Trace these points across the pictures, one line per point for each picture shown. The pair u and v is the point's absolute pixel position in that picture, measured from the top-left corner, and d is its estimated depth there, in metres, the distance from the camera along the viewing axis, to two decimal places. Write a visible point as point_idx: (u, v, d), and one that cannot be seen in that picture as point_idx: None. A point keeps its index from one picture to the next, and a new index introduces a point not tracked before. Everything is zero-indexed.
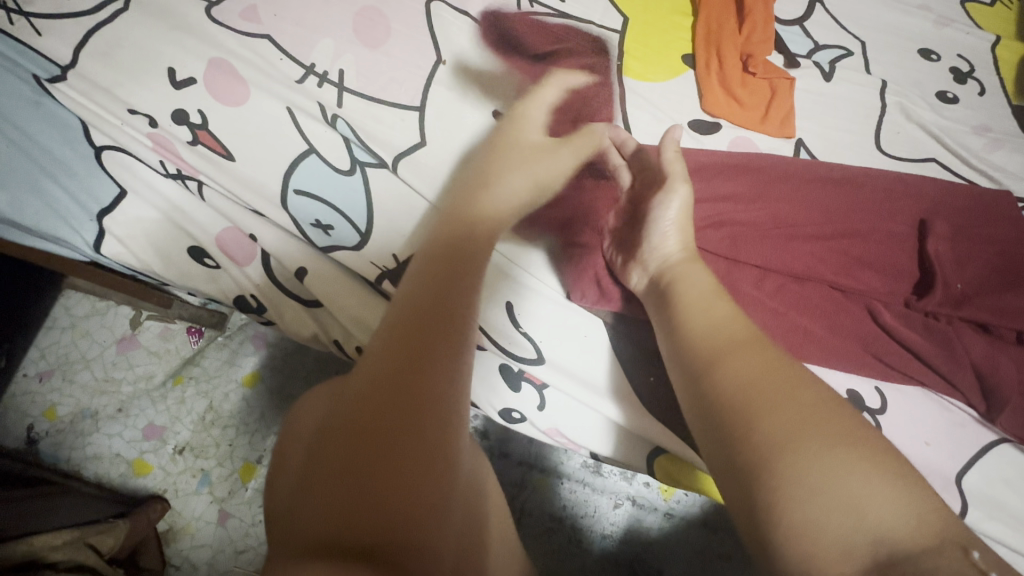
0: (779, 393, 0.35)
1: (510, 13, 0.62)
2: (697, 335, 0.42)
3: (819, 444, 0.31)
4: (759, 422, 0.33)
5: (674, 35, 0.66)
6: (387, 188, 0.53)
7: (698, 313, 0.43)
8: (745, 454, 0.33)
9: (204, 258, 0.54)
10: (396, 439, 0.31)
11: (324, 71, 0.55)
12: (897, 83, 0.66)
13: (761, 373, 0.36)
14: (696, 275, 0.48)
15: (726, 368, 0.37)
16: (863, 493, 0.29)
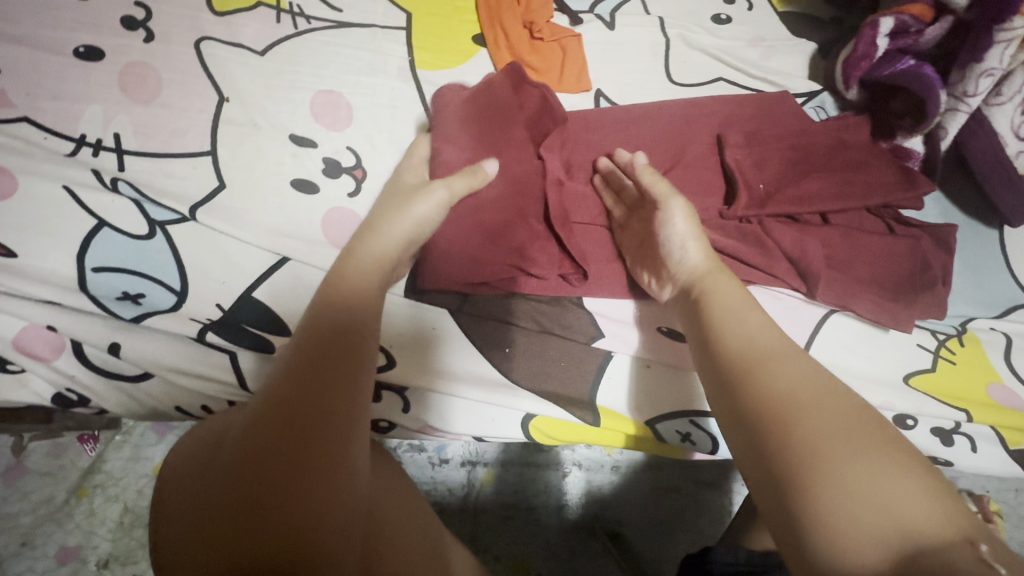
0: (820, 407, 0.34)
1: (287, 35, 0.62)
2: (740, 340, 0.39)
3: (865, 459, 0.31)
4: (807, 434, 0.33)
5: (459, 19, 0.67)
6: (193, 240, 0.51)
7: (731, 319, 0.41)
8: (791, 465, 0.32)
9: (6, 364, 0.50)
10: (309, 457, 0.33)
11: (98, 139, 0.53)
12: (674, 16, 0.71)
13: (804, 388, 0.35)
14: (725, 284, 0.44)
15: (771, 381, 0.36)
16: (888, 501, 0.30)
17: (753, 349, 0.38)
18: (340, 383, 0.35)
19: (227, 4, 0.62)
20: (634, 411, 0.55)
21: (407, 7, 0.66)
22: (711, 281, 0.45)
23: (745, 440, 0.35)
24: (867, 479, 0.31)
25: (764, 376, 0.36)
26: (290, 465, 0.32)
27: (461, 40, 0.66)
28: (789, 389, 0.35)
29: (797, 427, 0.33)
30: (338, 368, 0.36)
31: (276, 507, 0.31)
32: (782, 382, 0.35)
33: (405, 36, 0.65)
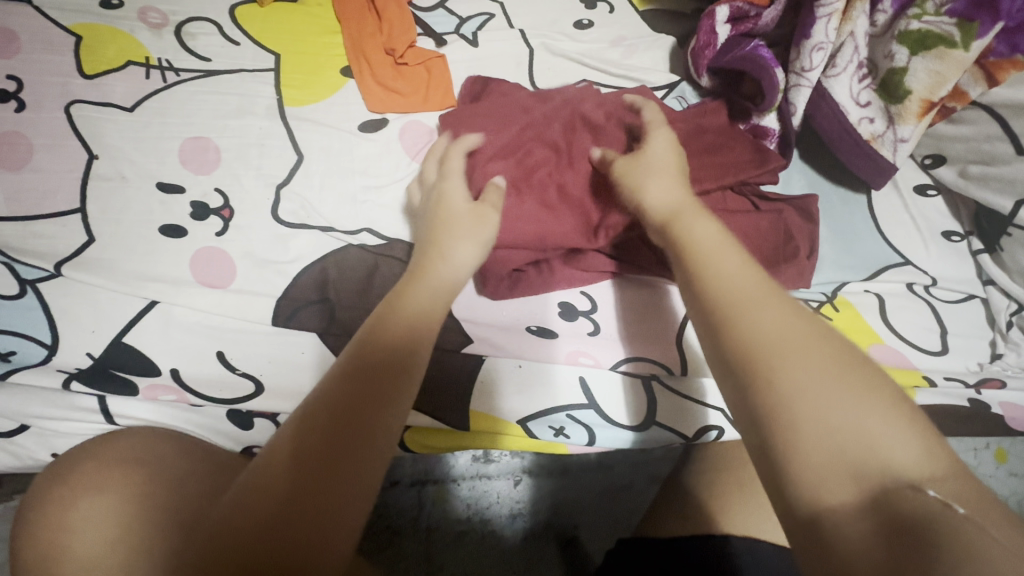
0: (810, 347, 0.34)
1: (157, 89, 0.65)
2: (718, 281, 0.38)
3: (854, 399, 0.32)
4: (793, 375, 0.33)
5: (326, 54, 0.70)
6: (61, 293, 0.53)
7: (713, 258, 0.39)
8: (773, 410, 0.32)
9: None
10: (336, 462, 0.34)
11: None
12: (537, 27, 0.74)
13: (791, 327, 0.35)
14: (701, 225, 0.42)
15: (756, 321, 0.35)
16: (866, 436, 0.30)
17: (738, 292, 0.37)
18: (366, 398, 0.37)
19: (97, 67, 0.65)
20: (509, 411, 0.55)
21: (275, 49, 0.69)
22: (689, 220, 0.43)
23: (732, 381, 0.35)
24: (847, 414, 0.31)
25: (750, 317, 0.35)
26: (319, 470, 0.34)
27: (329, 74, 0.69)
28: (773, 330, 0.34)
29: (784, 372, 0.33)
30: (367, 385, 0.37)
31: (313, 509, 0.33)
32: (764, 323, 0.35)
33: (273, 77, 0.68)
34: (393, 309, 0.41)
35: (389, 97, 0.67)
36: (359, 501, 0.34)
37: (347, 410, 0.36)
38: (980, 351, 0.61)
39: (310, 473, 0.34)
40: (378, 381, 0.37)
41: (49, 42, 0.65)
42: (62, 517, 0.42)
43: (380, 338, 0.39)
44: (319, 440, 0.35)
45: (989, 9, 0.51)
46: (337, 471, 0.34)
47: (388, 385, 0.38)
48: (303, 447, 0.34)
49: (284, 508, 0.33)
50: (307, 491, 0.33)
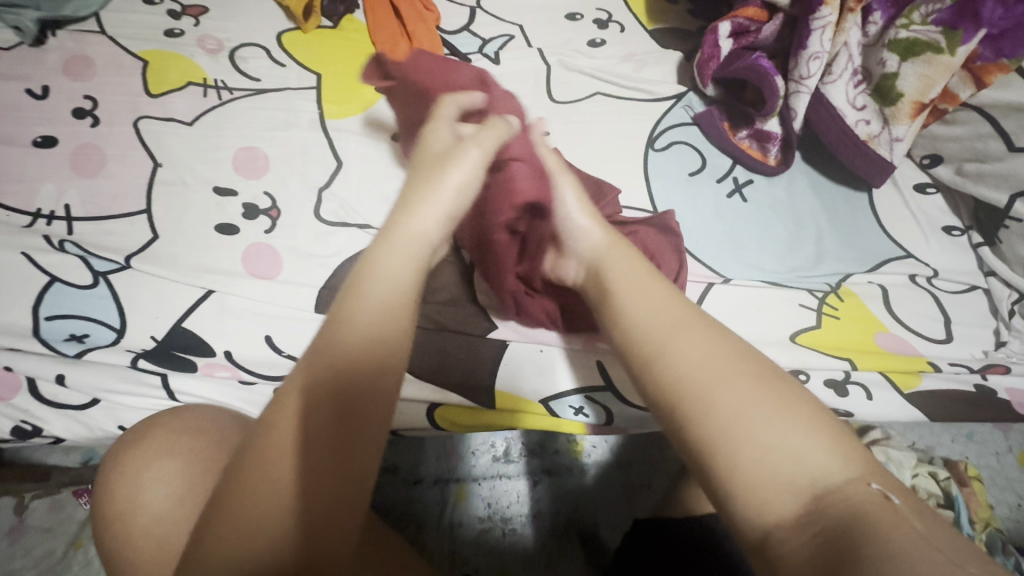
0: (729, 369, 0.35)
1: (213, 106, 0.72)
2: (638, 324, 0.39)
3: (774, 414, 0.33)
4: (718, 398, 0.34)
5: (363, 73, 0.77)
6: (129, 283, 0.59)
7: (636, 294, 0.41)
8: (705, 433, 0.33)
9: None
10: (328, 467, 0.34)
11: (51, 211, 0.63)
12: (553, 46, 0.80)
13: (709, 352, 0.36)
14: (622, 255, 0.45)
15: (679, 350, 0.36)
16: (800, 451, 0.32)
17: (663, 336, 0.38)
18: (351, 416, 0.35)
19: (161, 87, 0.73)
20: (528, 391, 0.59)
21: (317, 69, 0.77)
22: (610, 253, 0.46)
23: (667, 410, 0.35)
24: (777, 435, 0.32)
25: (670, 350, 0.37)
26: (309, 485, 0.33)
27: (365, 90, 0.76)
28: (695, 359, 0.36)
29: (708, 396, 0.34)
30: (342, 398, 0.35)
31: (312, 521, 0.33)
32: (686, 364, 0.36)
33: (315, 94, 0.75)
34: (350, 311, 0.37)
35: None
36: (351, 509, 0.34)
37: (328, 424, 0.34)
38: (983, 339, 0.64)
39: (304, 488, 0.33)
40: (362, 389, 0.36)
41: (120, 67, 0.74)
42: (135, 482, 0.47)
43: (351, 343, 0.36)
44: (303, 453, 0.34)
45: (971, 18, 0.56)
46: (331, 485, 0.34)
47: (371, 396, 0.36)
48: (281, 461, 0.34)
49: (296, 515, 0.33)
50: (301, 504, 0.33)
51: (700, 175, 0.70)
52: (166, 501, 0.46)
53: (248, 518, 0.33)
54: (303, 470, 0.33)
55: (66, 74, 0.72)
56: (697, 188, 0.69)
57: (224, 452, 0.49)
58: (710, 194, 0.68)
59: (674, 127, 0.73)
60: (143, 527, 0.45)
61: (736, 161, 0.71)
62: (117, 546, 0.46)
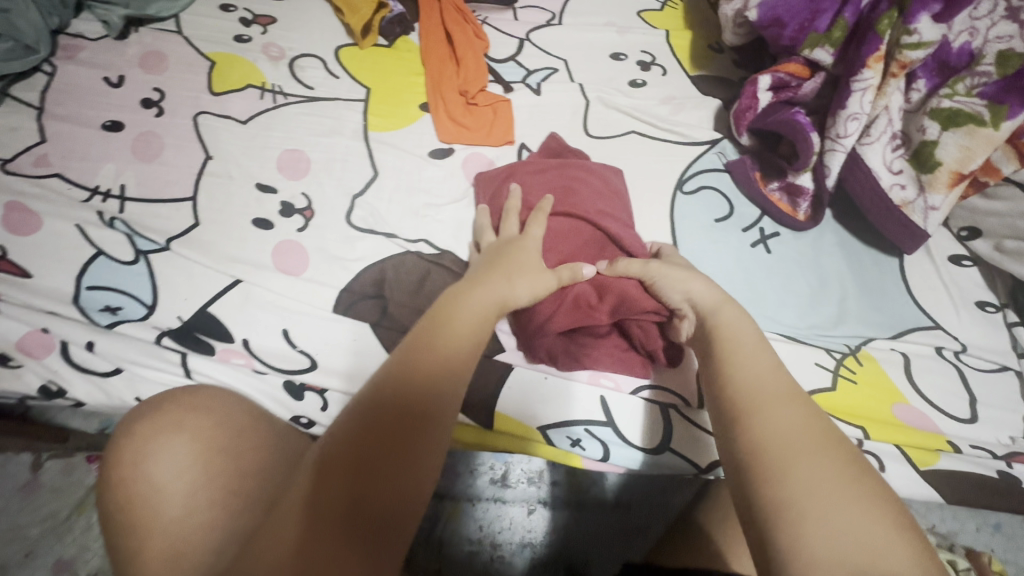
0: (812, 450, 0.38)
1: (267, 108, 0.77)
2: (740, 383, 0.43)
3: (850, 503, 0.36)
4: (793, 473, 0.37)
5: (409, 91, 0.81)
6: (166, 264, 0.63)
7: (738, 359, 0.45)
8: (771, 498, 0.37)
9: (7, 360, 0.58)
10: (398, 460, 0.39)
11: (107, 189, 0.68)
12: (595, 82, 0.82)
13: (800, 430, 0.40)
14: (740, 324, 0.49)
15: (765, 420, 0.40)
16: (874, 551, 0.34)
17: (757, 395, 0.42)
18: (426, 429, 0.41)
19: (223, 87, 0.78)
20: (528, 416, 0.59)
21: (367, 84, 0.81)
22: (726, 313, 0.50)
23: (738, 468, 0.39)
24: (841, 523, 0.35)
25: (759, 418, 0.41)
26: (375, 469, 0.39)
27: (409, 107, 0.79)
28: (780, 433, 0.39)
29: (786, 473, 0.37)
30: (425, 411, 0.42)
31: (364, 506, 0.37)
32: (776, 423, 0.40)
33: (362, 106, 0.79)
34: (436, 336, 0.46)
35: (457, 130, 0.76)
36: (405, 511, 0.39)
37: (410, 426, 0.41)
38: (1013, 424, 0.60)
39: (365, 468, 0.38)
40: (438, 403, 0.43)
41: (189, 64, 0.79)
42: (145, 448, 0.48)
43: (437, 363, 0.44)
44: (386, 439, 0.40)
45: (1017, 94, 0.55)
46: (392, 476, 0.39)
47: (443, 413, 0.43)
48: (350, 447, 0.39)
49: (348, 496, 0.37)
50: (360, 486, 0.38)
51: (726, 223, 0.70)
52: (168, 475, 0.48)
53: (333, 492, 0.38)
54: (371, 451, 0.39)
55: (141, 66, 0.78)
56: (721, 234, 0.69)
57: (228, 432, 0.52)
58: (734, 241, 0.68)
59: (704, 172, 0.73)
60: (142, 494, 0.47)
61: (765, 213, 0.70)
62: (115, 513, 0.47)
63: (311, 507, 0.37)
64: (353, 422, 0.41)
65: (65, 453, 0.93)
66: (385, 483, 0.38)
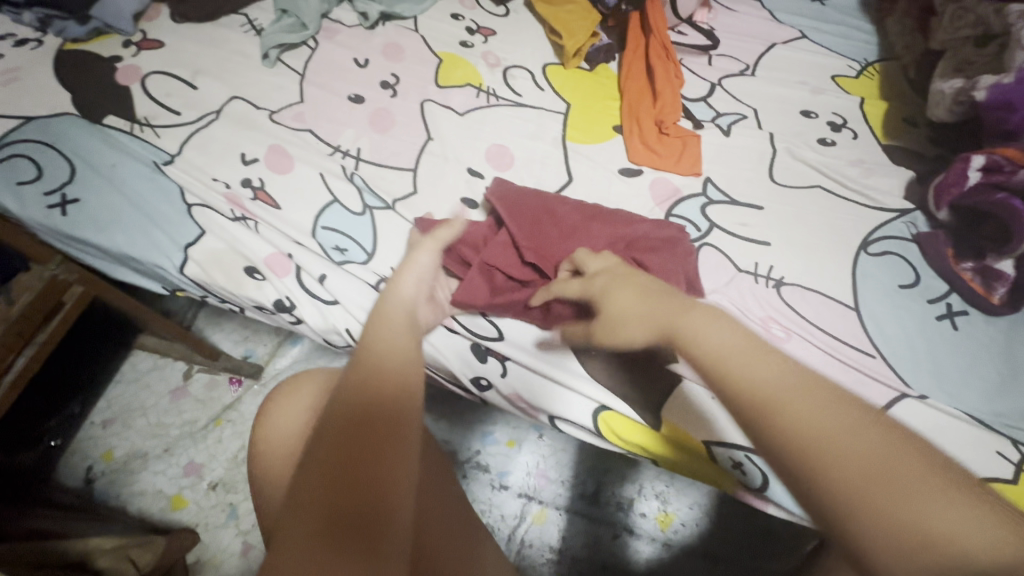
0: (846, 446, 0.32)
1: (481, 105, 0.86)
2: (761, 384, 0.36)
3: (908, 489, 0.31)
4: (830, 480, 0.31)
5: (605, 113, 0.88)
6: (387, 221, 0.72)
7: (739, 372, 0.37)
8: (832, 518, 0.31)
9: (254, 273, 0.68)
10: (373, 458, 0.36)
11: (346, 149, 0.79)
12: (784, 134, 0.85)
13: (834, 425, 0.33)
14: (715, 325, 0.40)
15: (796, 422, 0.33)
16: (945, 531, 0.29)
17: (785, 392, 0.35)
18: (386, 435, 0.38)
19: (447, 81, 0.88)
20: (696, 429, 0.60)
21: (569, 99, 0.89)
22: (686, 316, 0.42)
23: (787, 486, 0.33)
24: (910, 515, 0.30)
25: (787, 423, 0.34)
26: (356, 461, 0.36)
27: (604, 127, 0.86)
28: (824, 431, 0.33)
29: (831, 481, 0.31)
30: (378, 417, 0.39)
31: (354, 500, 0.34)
32: (806, 421, 0.33)
33: (562, 118, 0.86)
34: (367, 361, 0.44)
35: (648, 155, 0.81)
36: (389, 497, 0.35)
37: (370, 430, 0.38)
38: None
39: (344, 468, 0.35)
40: (381, 410, 0.39)
41: (421, 58, 0.91)
42: (276, 412, 0.57)
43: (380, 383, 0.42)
44: (350, 443, 0.37)
45: None
46: (372, 471, 0.35)
47: (399, 418, 0.40)
48: (324, 454, 0.36)
49: (328, 495, 0.34)
50: (350, 486, 0.34)
51: (910, 290, 0.69)
52: (294, 425, 0.56)
53: (321, 490, 0.34)
54: (341, 452, 0.36)
55: (383, 53, 0.91)
56: (904, 301, 0.68)
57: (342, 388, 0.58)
58: (917, 310, 0.68)
59: (891, 238, 0.74)
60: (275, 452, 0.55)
61: (954, 290, 0.69)
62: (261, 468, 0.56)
63: (296, 518, 0.33)
64: (323, 435, 0.38)
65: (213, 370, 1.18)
66: (361, 479, 0.35)
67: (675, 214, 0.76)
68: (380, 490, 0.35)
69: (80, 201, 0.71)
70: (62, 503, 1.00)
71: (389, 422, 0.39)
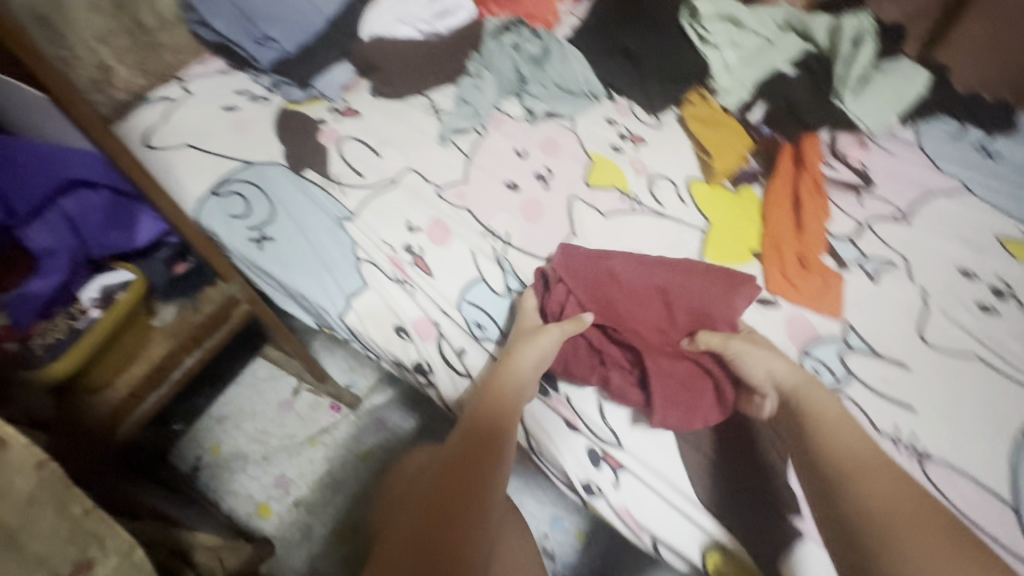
0: (883, 498, 0.58)
1: (625, 210, 0.91)
2: (845, 451, 0.63)
3: (911, 530, 0.55)
4: (865, 502, 0.58)
5: (746, 236, 0.89)
6: (525, 308, 0.78)
7: (835, 433, 0.64)
8: (855, 520, 0.57)
9: (402, 332, 0.79)
10: (475, 477, 0.61)
11: (496, 231, 0.86)
12: (938, 291, 0.82)
13: (877, 485, 0.60)
14: (847, 428, 0.65)
15: (858, 480, 0.60)
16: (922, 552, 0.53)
17: (852, 461, 0.62)
18: (484, 466, 0.62)
19: (596, 182, 0.95)
20: None
21: (709, 216, 0.92)
22: (813, 391, 0.68)
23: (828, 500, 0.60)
24: (895, 530, 0.55)
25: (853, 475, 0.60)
26: (468, 476, 0.61)
27: (743, 250, 0.88)
28: (871, 491, 0.59)
29: (861, 503, 0.58)
30: (484, 454, 0.63)
31: (459, 497, 0.60)
32: (863, 482, 0.60)
33: (701, 235, 0.90)
34: (492, 423, 0.66)
35: (786, 287, 0.82)
36: (477, 509, 0.59)
37: (478, 461, 0.63)
38: None
39: (460, 473, 0.61)
40: (488, 453, 0.63)
41: (575, 157, 0.98)
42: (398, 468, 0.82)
43: (494, 436, 0.65)
44: (465, 461, 0.63)
45: None
46: (474, 487, 0.61)
47: (493, 464, 0.63)
48: (450, 465, 0.62)
49: (445, 492, 0.60)
50: (461, 487, 0.60)
51: None
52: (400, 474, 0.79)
53: (449, 486, 0.60)
54: (461, 465, 0.62)
55: (542, 147, 0.99)
56: None
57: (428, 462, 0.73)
58: None
59: None
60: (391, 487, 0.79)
61: None
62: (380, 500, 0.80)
63: (435, 493, 0.61)
64: (452, 451, 0.65)
65: (319, 391, 1.28)
66: (467, 489, 0.60)
67: (809, 355, 0.75)
68: (474, 500, 0.60)
69: (274, 240, 0.85)
70: (174, 485, 1.11)
71: (472, 492, 0.60)
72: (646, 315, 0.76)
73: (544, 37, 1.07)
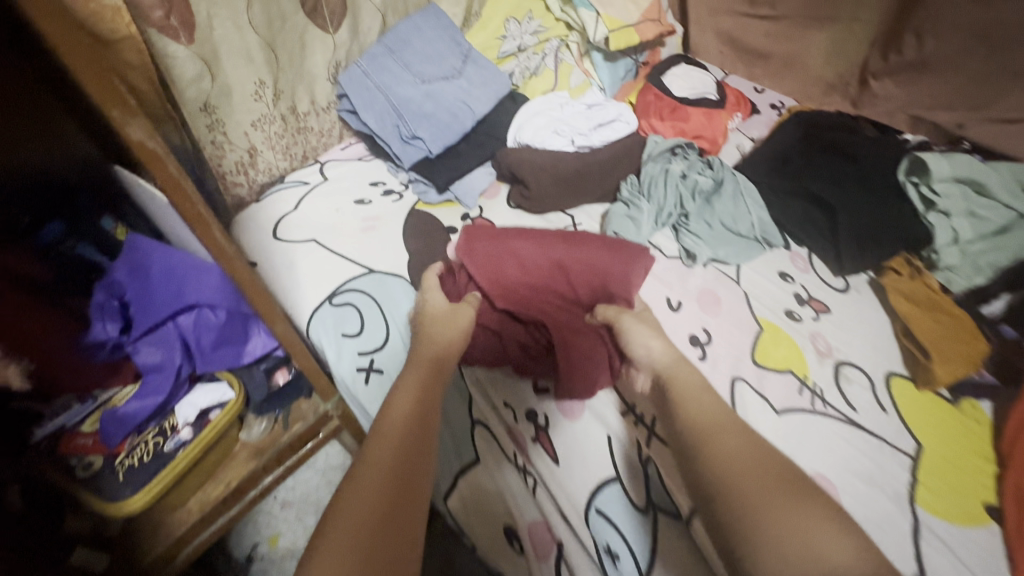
0: (758, 477, 0.50)
1: (804, 409, 0.72)
2: (690, 420, 0.58)
3: (783, 508, 0.47)
4: (733, 488, 0.50)
5: (977, 478, 0.66)
6: (675, 542, 0.60)
7: (689, 395, 0.60)
8: (726, 514, 0.48)
9: (514, 541, 0.69)
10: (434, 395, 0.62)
11: (640, 411, 0.69)
12: None
13: (742, 459, 0.52)
14: (694, 379, 0.63)
15: (714, 449, 0.53)
16: (813, 545, 0.44)
17: (706, 422, 0.56)
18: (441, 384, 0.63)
19: (768, 362, 0.76)
20: None
21: (922, 437, 0.70)
22: (679, 371, 0.64)
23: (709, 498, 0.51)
24: (788, 524, 0.45)
25: (707, 449, 0.54)
26: (428, 398, 0.61)
27: (974, 501, 0.64)
28: (727, 460, 0.52)
29: (734, 496, 0.49)
30: (438, 377, 0.64)
31: (423, 415, 0.59)
32: (720, 446, 0.53)
33: (911, 463, 0.68)
34: (444, 358, 0.66)
35: None
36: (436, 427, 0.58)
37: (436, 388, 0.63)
38: None
39: (424, 392, 0.61)
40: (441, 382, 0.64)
41: (740, 321, 0.81)
42: None
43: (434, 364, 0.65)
44: (426, 383, 0.63)
45: None
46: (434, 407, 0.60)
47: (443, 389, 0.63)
48: (410, 388, 0.62)
49: (406, 409, 0.59)
50: (424, 408, 0.59)
51: None
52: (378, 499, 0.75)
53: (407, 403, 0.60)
54: (425, 389, 0.62)
55: (699, 302, 0.83)
56: None
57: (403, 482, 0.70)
58: None
59: None
60: None
61: None
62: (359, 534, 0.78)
63: (395, 414, 0.59)
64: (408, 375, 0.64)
65: None
66: (427, 406, 0.60)
67: None
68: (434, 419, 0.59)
69: (383, 373, 0.76)
70: None
71: (431, 419, 0.59)
72: (523, 278, 0.78)
73: (717, 168, 0.93)
